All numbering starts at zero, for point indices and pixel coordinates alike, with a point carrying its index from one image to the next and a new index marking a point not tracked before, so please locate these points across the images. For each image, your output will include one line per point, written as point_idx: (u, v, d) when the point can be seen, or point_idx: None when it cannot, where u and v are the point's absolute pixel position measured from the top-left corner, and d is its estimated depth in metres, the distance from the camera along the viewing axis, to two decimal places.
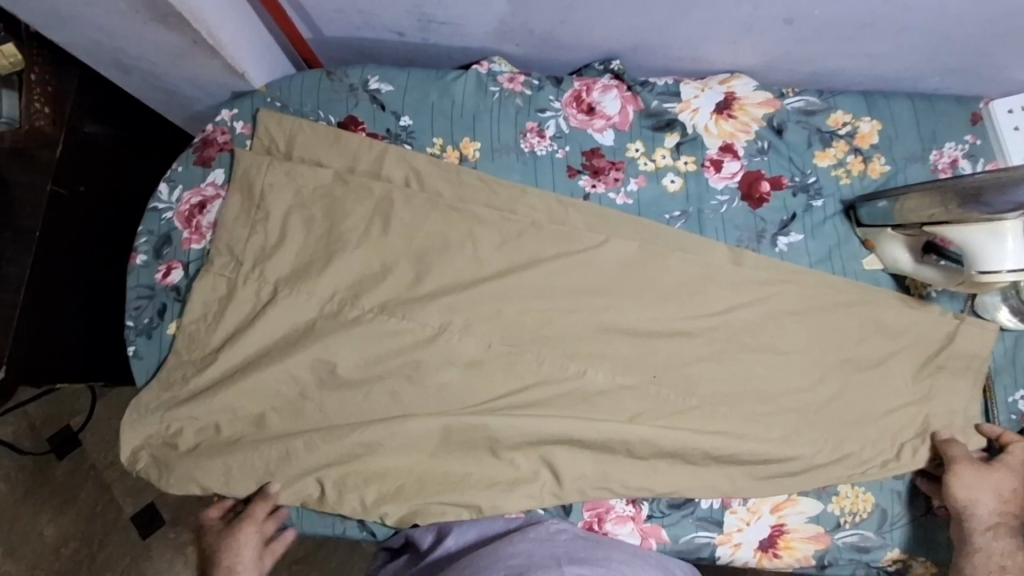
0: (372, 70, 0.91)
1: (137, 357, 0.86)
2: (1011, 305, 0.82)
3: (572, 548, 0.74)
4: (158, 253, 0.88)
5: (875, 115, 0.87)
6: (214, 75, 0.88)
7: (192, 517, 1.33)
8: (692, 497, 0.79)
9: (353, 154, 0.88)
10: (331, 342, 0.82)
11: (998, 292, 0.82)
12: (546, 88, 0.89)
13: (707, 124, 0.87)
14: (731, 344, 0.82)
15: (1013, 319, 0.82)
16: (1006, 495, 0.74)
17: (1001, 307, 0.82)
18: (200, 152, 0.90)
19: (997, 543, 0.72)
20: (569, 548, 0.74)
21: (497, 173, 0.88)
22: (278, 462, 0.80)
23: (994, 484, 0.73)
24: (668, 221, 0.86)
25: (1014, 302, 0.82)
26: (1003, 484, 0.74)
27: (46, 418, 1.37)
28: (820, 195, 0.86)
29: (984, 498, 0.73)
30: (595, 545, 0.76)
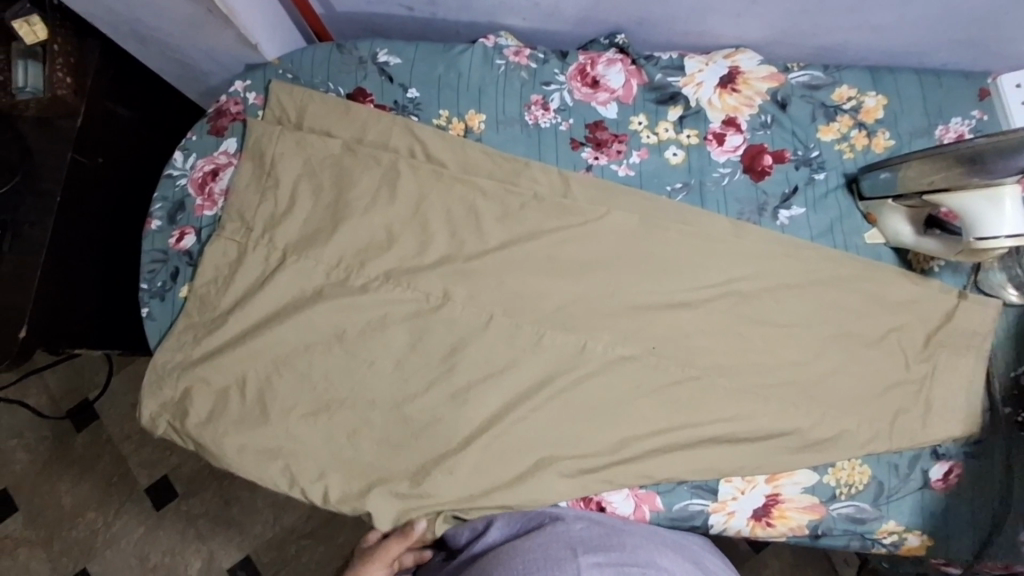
0: (381, 44, 0.93)
1: (150, 319, 0.89)
2: (1015, 280, 0.81)
3: (588, 536, 0.72)
4: (171, 219, 0.91)
5: (880, 90, 0.87)
6: (228, 47, 0.91)
7: (204, 490, 1.36)
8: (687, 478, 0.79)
9: (361, 126, 0.89)
10: (338, 307, 0.84)
11: (1002, 268, 0.82)
12: (551, 62, 0.90)
13: (710, 98, 0.88)
14: (730, 316, 0.82)
15: (1016, 294, 0.81)
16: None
17: (1006, 283, 0.82)
18: (214, 122, 0.93)
19: None
20: (585, 537, 0.71)
21: (501, 144, 0.89)
22: (284, 422, 0.82)
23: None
24: (670, 193, 0.87)
25: (1019, 275, 0.81)
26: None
27: (66, 391, 1.42)
28: (823, 168, 0.86)
29: None
30: (613, 533, 0.73)
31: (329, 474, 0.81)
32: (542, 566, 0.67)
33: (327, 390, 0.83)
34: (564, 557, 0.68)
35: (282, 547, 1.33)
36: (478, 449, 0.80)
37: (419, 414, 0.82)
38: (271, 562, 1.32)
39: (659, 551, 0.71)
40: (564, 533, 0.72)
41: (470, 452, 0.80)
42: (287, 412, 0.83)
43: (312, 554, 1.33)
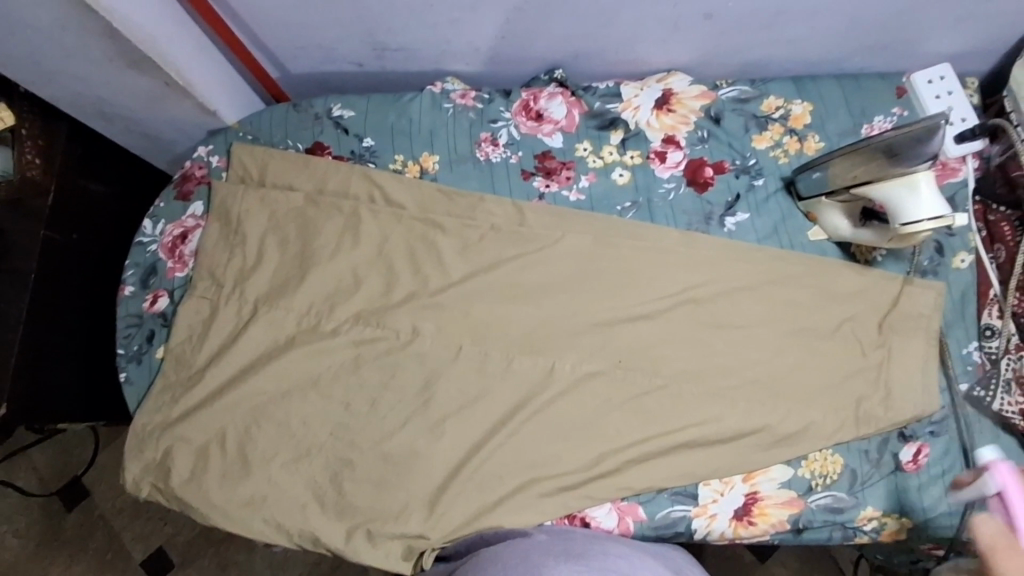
0: (335, 99, 0.98)
1: (128, 383, 0.90)
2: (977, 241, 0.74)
3: (572, 546, 0.72)
4: (144, 284, 0.93)
5: (805, 98, 0.93)
6: (189, 115, 0.96)
7: (201, 558, 1.35)
8: (665, 487, 0.81)
9: (321, 177, 0.94)
10: (311, 352, 0.87)
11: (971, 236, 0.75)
12: (496, 100, 0.96)
13: (648, 120, 0.93)
14: (690, 323, 0.85)
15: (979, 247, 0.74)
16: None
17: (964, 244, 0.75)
18: (180, 187, 0.96)
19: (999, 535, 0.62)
20: (568, 547, 0.72)
21: (456, 182, 0.93)
22: (266, 471, 0.83)
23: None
24: (620, 212, 0.90)
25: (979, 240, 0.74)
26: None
27: (55, 470, 1.41)
28: (761, 174, 0.90)
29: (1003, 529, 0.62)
30: (598, 543, 0.73)
31: (314, 520, 0.81)
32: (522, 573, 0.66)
33: (306, 436, 0.85)
34: (545, 565, 0.67)
35: None
36: (460, 478, 0.81)
37: (398, 449, 0.83)
38: None
39: (640, 561, 0.71)
40: (544, 547, 0.72)
41: (452, 482, 0.81)
42: (268, 460, 0.84)
43: None
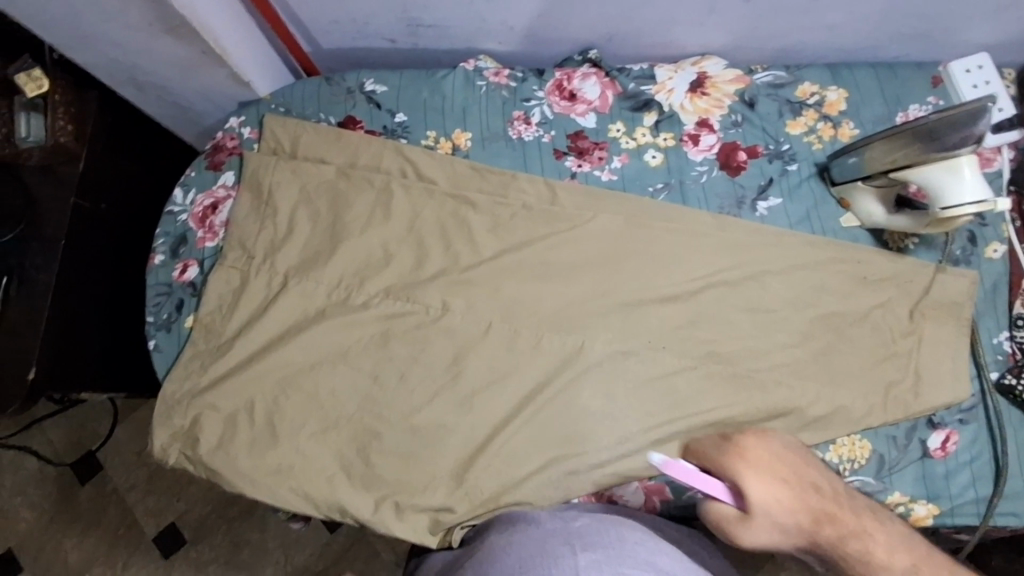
0: (367, 74, 0.98)
1: (157, 351, 0.90)
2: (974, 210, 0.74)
3: (587, 531, 0.70)
4: (174, 253, 0.93)
5: (840, 84, 0.92)
6: (222, 85, 0.95)
7: (213, 535, 1.35)
8: None
9: (353, 151, 0.94)
10: (341, 325, 0.87)
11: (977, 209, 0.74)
12: (529, 79, 0.95)
13: (682, 103, 0.93)
14: (720, 306, 0.85)
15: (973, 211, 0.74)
16: (784, 505, 0.65)
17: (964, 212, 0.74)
18: (211, 158, 0.96)
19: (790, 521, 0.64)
20: (582, 532, 0.70)
21: (488, 159, 0.93)
22: (293, 441, 0.84)
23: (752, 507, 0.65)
24: (652, 194, 0.91)
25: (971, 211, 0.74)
26: (758, 462, 0.67)
27: (70, 443, 1.41)
28: (794, 160, 0.90)
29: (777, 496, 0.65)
30: (612, 527, 0.71)
31: (341, 490, 0.82)
32: (538, 565, 0.65)
33: (334, 407, 0.85)
34: (560, 555, 0.65)
35: None
36: (489, 453, 0.82)
37: (427, 423, 0.83)
38: None
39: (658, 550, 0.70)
40: (557, 531, 0.71)
41: (481, 457, 0.81)
42: (297, 431, 0.84)
43: None
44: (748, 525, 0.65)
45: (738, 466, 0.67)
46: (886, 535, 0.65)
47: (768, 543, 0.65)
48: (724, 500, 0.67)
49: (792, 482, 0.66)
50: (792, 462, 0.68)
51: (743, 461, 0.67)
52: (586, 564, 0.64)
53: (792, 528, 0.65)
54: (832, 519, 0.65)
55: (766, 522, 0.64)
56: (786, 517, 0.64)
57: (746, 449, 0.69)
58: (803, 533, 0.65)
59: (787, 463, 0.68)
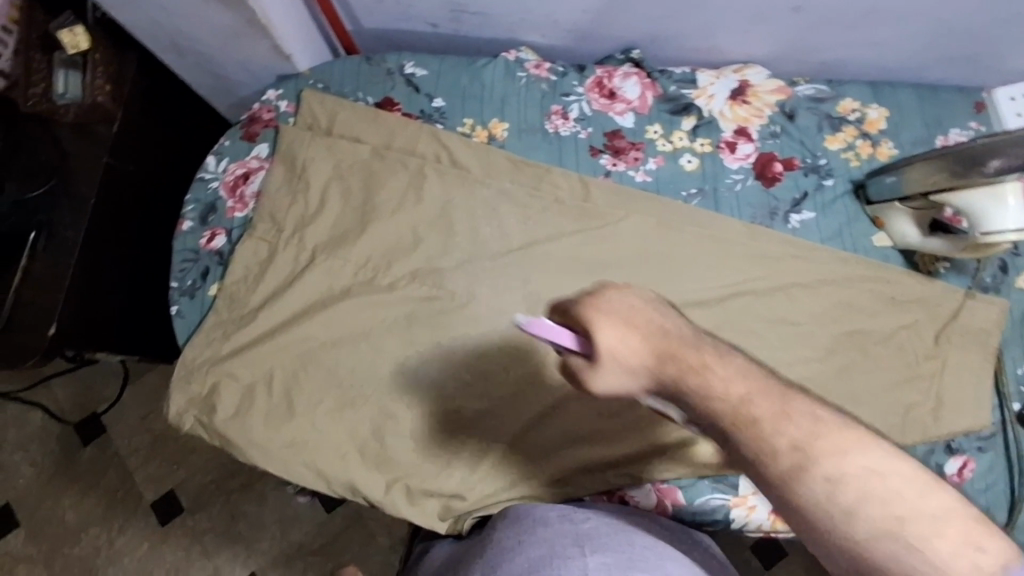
0: (408, 57, 0.97)
1: (179, 317, 0.90)
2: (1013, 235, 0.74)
3: (596, 532, 0.69)
4: (203, 220, 0.93)
5: (882, 103, 0.92)
6: (262, 57, 0.95)
7: (211, 506, 1.35)
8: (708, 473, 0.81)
9: (389, 133, 0.94)
10: (365, 305, 0.87)
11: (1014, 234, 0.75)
12: (570, 74, 0.95)
13: (722, 109, 0.92)
14: (745, 316, 0.85)
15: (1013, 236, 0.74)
16: (638, 346, 0.48)
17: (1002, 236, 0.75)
18: (246, 128, 0.96)
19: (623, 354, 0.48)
20: (591, 532, 0.69)
21: (523, 151, 0.93)
22: (310, 417, 0.84)
23: (597, 353, 0.49)
24: (685, 198, 0.90)
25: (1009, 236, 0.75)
26: (616, 308, 0.50)
27: (76, 403, 1.42)
28: (830, 175, 0.90)
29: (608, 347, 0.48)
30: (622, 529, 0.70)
31: (354, 469, 0.82)
32: (547, 565, 0.65)
33: (353, 386, 0.85)
34: (570, 555, 0.66)
35: (288, 565, 1.32)
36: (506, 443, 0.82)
37: (445, 409, 0.84)
38: None
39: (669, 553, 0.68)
40: (568, 526, 0.70)
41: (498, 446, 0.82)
42: (314, 406, 0.84)
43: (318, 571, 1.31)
44: (597, 370, 0.50)
45: (590, 313, 0.49)
46: (727, 364, 0.46)
47: (627, 390, 0.50)
48: (575, 347, 0.51)
49: (646, 331, 0.48)
50: (648, 311, 0.49)
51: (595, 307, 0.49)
52: (595, 566, 0.64)
53: (641, 377, 0.49)
54: (681, 358, 0.47)
55: (616, 364, 0.49)
56: (640, 365, 0.48)
57: (602, 294, 0.50)
58: (655, 379, 0.48)
59: (638, 313, 0.49)
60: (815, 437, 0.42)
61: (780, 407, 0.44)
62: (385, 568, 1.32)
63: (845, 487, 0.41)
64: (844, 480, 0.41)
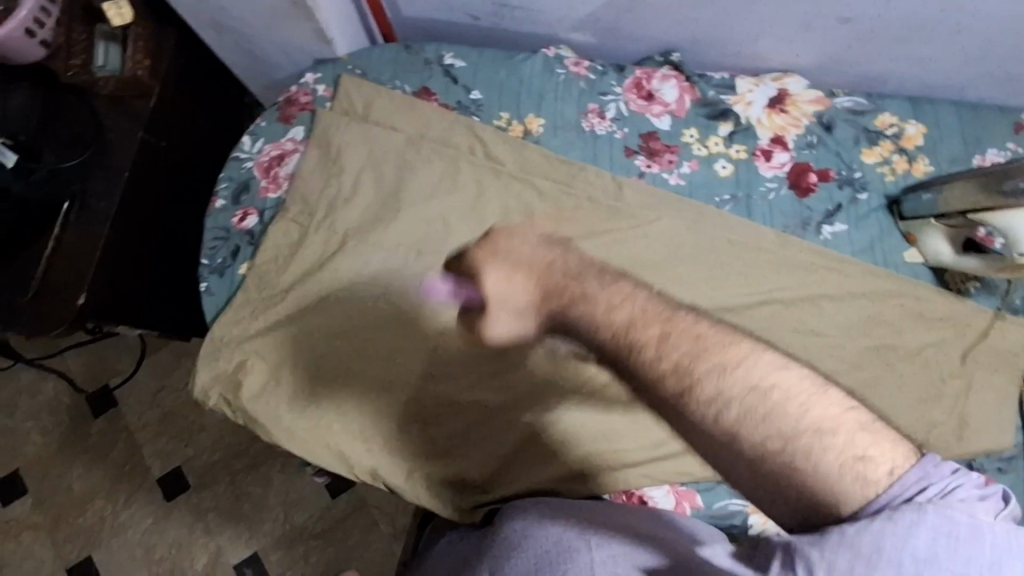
0: (447, 48, 0.97)
1: (208, 294, 0.90)
2: None
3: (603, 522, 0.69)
4: (236, 199, 0.93)
5: (920, 119, 0.92)
6: (303, 39, 0.95)
7: (218, 484, 1.36)
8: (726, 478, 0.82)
9: (424, 122, 0.94)
10: (393, 292, 0.87)
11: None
12: (609, 74, 0.95)
13: (760, 117, 0.92)
14: (771, 324, 0.85)
15: None
16: (521, 287, 0.55)
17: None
18: (283, 110, 0.96)
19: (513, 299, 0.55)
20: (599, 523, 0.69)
21: (558, 148, 0.93)
22: (334, 399, 0.85)
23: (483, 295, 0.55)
24: (718, 204, 0.90)
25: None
26: (510, 257, 0.55)
27: (89, 376, 1.42)
28: (865, 189, 0.90)
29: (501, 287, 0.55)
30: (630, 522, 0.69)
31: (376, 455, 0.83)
32: (556, 560, 0.66)
33: (378, 372, 0.85)
34: (577, 549, 0.66)
35: (291, 547, 1.32)
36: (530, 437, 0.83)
37: (468, 400, 0.84)
38: (280, 561, 1.32)
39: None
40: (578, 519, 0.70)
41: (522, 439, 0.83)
42: (338, 390, 0.85)
43: (321, 555, 1.32)
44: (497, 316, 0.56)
45: (483, 262, 0.55)
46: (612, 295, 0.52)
47: (518, 332, 0.56)
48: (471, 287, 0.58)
49: (525, 269, 0.55)
50: (536, 255, 0.55)
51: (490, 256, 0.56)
52: (603, 560, 0.64)
53: (530, 318, 0.55)
54: (562, 291, 0.54)
55: (506, 307, 0.55)
56: (528, 303, 0.55)
57: (497, 233, 0.56)
58: (544, 317, 0.55)
59: (530, 260, 0.55)
60: (698, 358, 0.49)
61: (675, 333, 0.49)
62: (386, 557, 1.32)
63: (732, 406, 0.47)
64: (729, 401, 0.47)
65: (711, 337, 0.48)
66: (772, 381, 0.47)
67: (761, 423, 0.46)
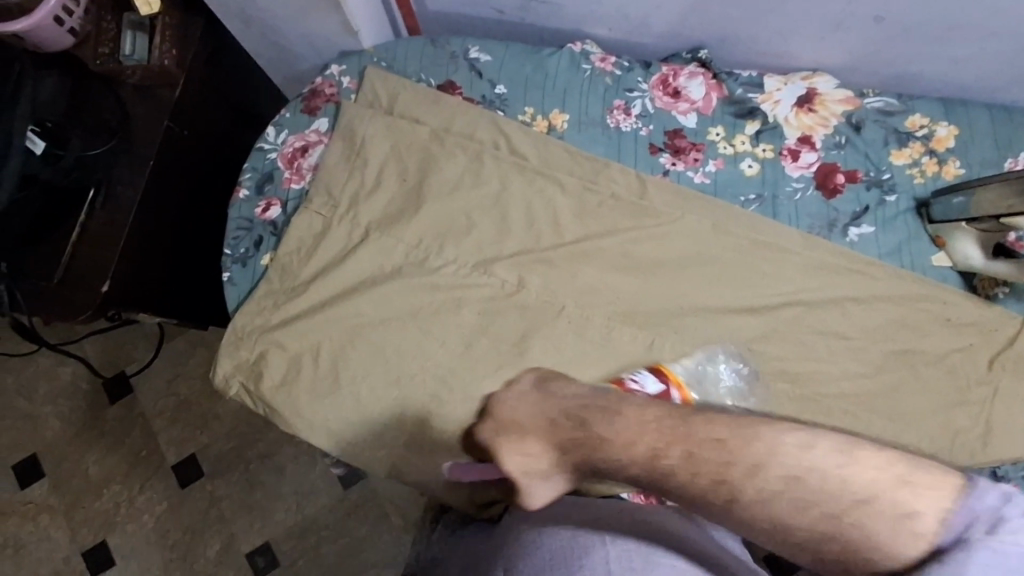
0: (473, 41, 0.97)
1: (231, 283, 0.91)
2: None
3: (613, 520, 0.69)
4: (259, 190, 0.94)
5: (953, 121, 0.90)
6: (329, 31, 0.95)
7: (232, 473, 1.37)
8: None
9: (448, 116, 0.93)
10: (414, 285, 0.87)
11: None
12: (635, 70, 0.94)
13: (787, 116, 0.91)
14: (793, 326, 0.85)
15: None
16: (537, 456, 0.51)
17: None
18: (308, 101, 0.96)
19: (541, 459, 0.52)
20: (608, 520, 0.69)
21: (582, 144, 0.93)
22: (355, 390, 0.85)
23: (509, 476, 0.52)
24: (743, 203, 0.89)
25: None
26: (513, 413, 0.53)
27: (107, 362, 1.44)
28: (893, 191, 0.89)
29: (529, 448, 0.52)
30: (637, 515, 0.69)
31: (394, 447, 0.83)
32: (571, 558, 0.65)
33: (398, 365, 0.86)
34: (591, 544, 0.65)
35: (303, 537, 1.33)
36: None
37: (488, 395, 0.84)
38: (292, 550, 1.33)
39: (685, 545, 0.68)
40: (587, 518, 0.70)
41: None
42: (358, 382, 0.85)
43: (333, 545, 1.33)
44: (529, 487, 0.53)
45: (492, 441, 0.52)
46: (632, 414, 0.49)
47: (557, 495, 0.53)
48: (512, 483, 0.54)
49: (530, 433, 0.52)
50: (540, 402, 0.53)
51: (496, 428, 0.53)
52: (617, 554, 0.64)
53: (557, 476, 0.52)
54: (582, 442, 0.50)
55: (532, 479, 0.52)
56: (553, 467, 0.52)
57: (494, 402, 0.54)
58: (577, 465, 0.51)
59: (535, 411, 0.52)
60: (734, 461, 0.45)
61: (701, 446, 0.46)
62: (397, 549, 1.33)
63: (783, 501, 0.43)
64: (778, 498, 0.43)
65: (733, 441, 0.45)
66: (809, 463, 0.43)
67: (810, 509, 0.43)
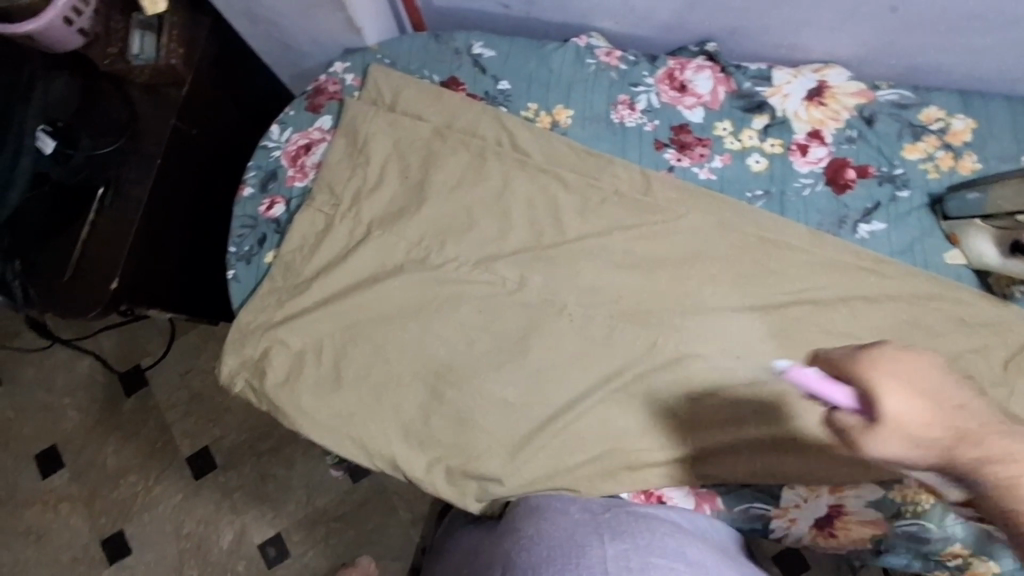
0: (477, 37, 0.96)
1: (236, 280, 0.92)
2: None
3: (613, 523, 0.71)
4: (263, 187, 0.94)
5: (970, 114, 0.87)
6: (333, 29, 0.95)
7: (243, 465, 1.39)
8: (748, 481, 0.81)
9: (451, 112, 0.93)
10: (416, 282, 0.87)
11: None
12: (640, 64, 0.93)
13: (797, 110, 0.89)
14: (801, 326, 0.83)
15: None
16: (928, 420, 0.50)
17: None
18: (312, 99, 0.96)
19: (926, 427, 0.49)
20: (609, 523, 0.71)
21: (586, 140, 0.92)
22: (356, 387, 0.85)
23: (888, 419, 0.49)
24: (750, 200, 0.88)
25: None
26: (912, 371, 0.51)
27: (123, 356, 1.46)
28: (906, 186, 0.86)
29: (899, 394, 0.49)
30: (639, 518, 0.72)
31: (395, 444, 0.84)
32: (568, 555, 0.66)
33: (400, 363, 0.86)
34: (590, 544, 0.67)
35: (312, 530, 1.35)
36: (551, 433, 0.82)
37: (489, 393, 0.84)
38: (301, 542, 1.34)
39: (682, 547, 0.68)
40: (583, 522, 0.72)
41: (542, 435, 0.82)
42: (360, 380, 0.85)
43: (340, 538, 1.34)
44: (876, 434, 0.50)
45: (874, 376, 0.50)
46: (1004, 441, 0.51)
47: (902, 459, 0.51)
48: (846, 409, 0.52)
49: (941, 399, 0.50)
50: (932, 376, 0.51)
51: (877, 367, 0.51)
52: (615, 553, 0.66)
53: (928, 451, 0.51)
54: (979, 439, 0.51)
55: (906, 437, 0.50)
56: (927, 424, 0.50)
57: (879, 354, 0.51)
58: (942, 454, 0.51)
59: (919, 373, 0.51)
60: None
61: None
62: (404, 542, 1.34)
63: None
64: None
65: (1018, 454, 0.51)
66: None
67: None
